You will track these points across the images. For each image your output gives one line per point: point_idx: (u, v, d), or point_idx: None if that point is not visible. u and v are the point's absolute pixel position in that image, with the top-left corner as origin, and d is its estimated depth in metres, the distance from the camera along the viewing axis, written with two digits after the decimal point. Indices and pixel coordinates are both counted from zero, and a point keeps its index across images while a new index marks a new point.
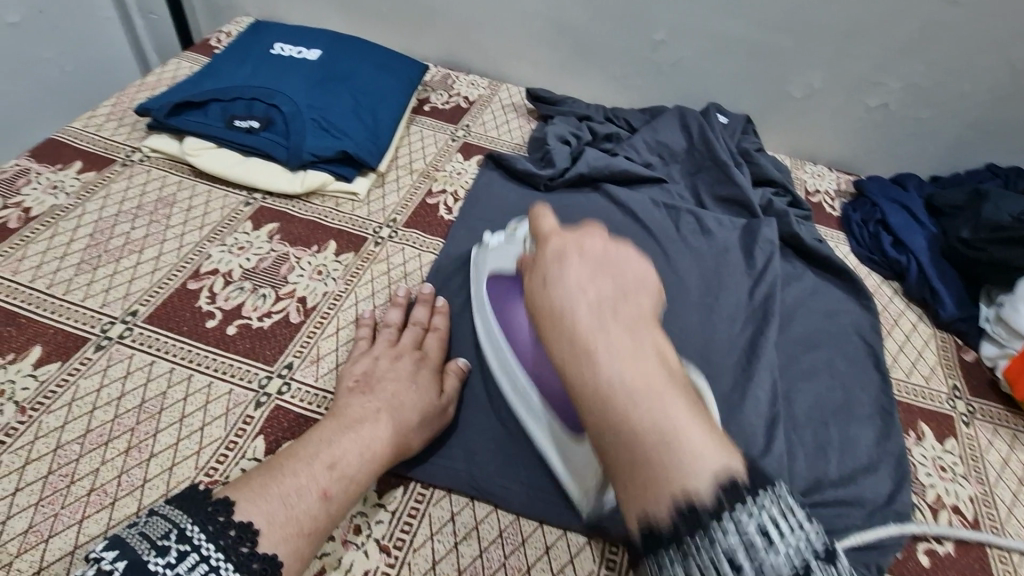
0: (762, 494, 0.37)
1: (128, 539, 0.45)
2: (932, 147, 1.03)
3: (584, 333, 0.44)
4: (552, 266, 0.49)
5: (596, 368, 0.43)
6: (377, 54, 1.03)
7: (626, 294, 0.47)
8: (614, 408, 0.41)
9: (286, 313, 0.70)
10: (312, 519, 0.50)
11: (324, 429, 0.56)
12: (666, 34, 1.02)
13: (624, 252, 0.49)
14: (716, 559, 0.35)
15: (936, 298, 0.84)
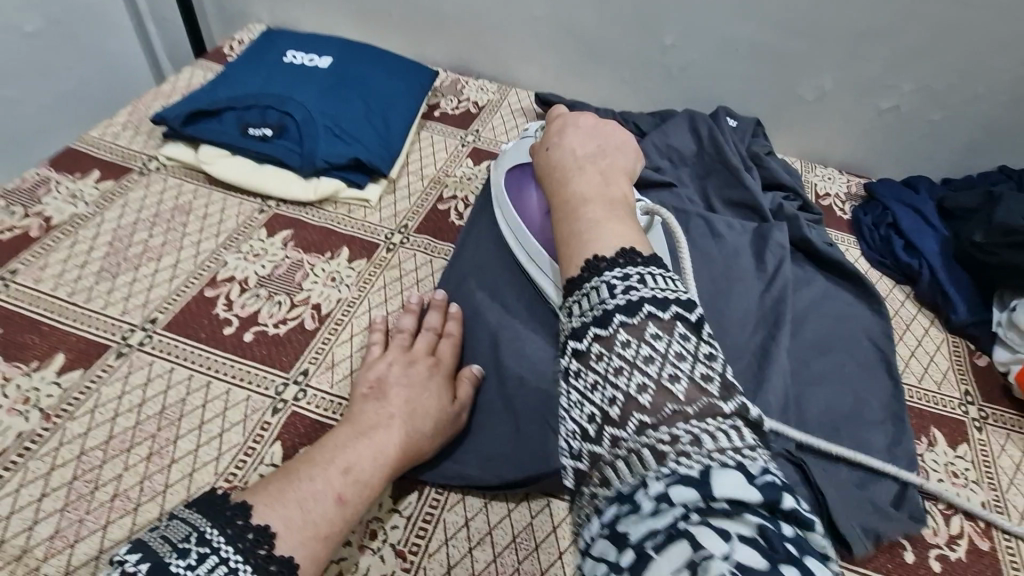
0: (654, 262, 0.47)
1: (150, 543, 0.46)
2: (945, 149, 1.02)
3: (563, 168, 0.61)
4: (553, 133, 0.66)
5: (564, 186, 0.59)
6: (388, 60, 1.04)
7: (605, 154, 0.62)
8: (570, 211, 0.55)
9: (301, 320, 0.72)
10: (329, 523, 0.51)
11: (339, 435, 0.57)
12: (675, 39, 1.02)
13: (613, 131, 0.65)
14: (598, 290, 0.45)
15: (948, 303, 0.84)
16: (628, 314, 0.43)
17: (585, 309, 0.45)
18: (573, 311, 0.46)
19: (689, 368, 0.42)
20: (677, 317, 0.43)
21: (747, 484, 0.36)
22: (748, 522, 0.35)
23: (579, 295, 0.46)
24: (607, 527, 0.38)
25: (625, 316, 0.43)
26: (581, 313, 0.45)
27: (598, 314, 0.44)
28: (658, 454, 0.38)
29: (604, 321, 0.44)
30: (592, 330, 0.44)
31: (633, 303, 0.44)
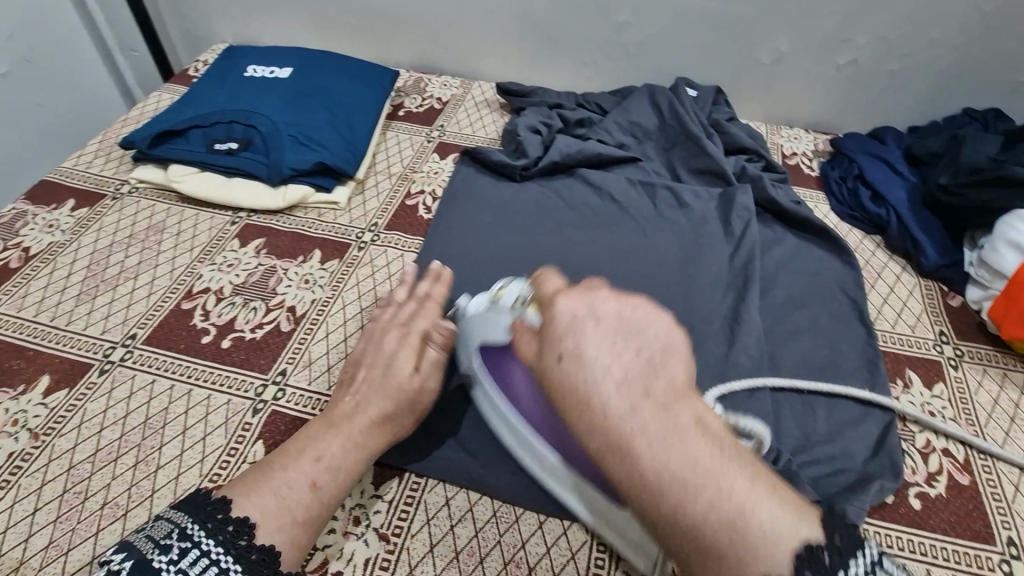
0: (856, 559, 0.43)
1: (135, 542, 0.48)
2: (908, 98, 1.02)
3: (618, 425, 0.45)
4: (566, 346, 0.48)
5: (637, 460, 0.44)
6: (349, 65, 1.06)
7: (653, 368, 0.47)
8: (672, 497, 0.43)
9: (277, 323, 0.73)
10: (305, 509, 0.53)
11: (316, 430, 0.59)
12: (629, 16, 1.03)
13: (644, 319, 0.48)
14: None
15: (918, 249, 0.84)
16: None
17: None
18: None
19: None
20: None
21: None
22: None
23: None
24: None
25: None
26: None
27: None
28: None
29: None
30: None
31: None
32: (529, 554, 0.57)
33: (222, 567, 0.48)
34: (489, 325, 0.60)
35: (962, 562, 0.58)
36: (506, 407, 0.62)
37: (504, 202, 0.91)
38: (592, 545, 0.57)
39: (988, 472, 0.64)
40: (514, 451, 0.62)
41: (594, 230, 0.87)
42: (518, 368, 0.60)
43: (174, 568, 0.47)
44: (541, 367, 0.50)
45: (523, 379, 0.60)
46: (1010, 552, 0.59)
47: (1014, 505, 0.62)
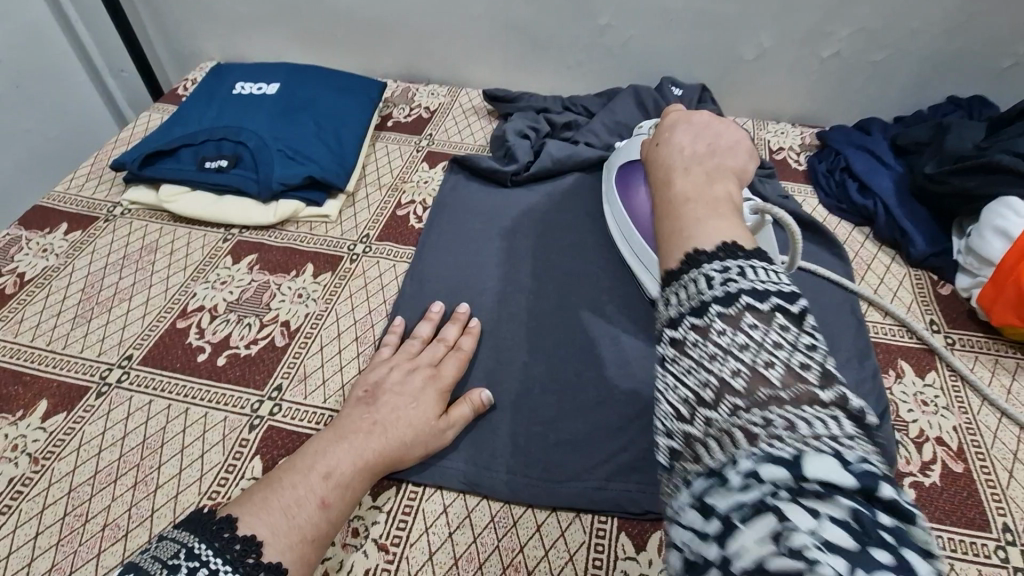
0: (752, 255, 0.43)
1: (139, 563, 0.45)
2: (893, 88, 1.03)
3: (676, 162, 0.57)
4: (667, 128, 0.63)
5: (672, 178, 0.55)
6: (335, 77, 1.06)
7: (726, 153, 0.58)
8: (681, 204, 0.51)
9: (271, 338, 0.74)
10: (315, 526, 0.53)
11: (315, 445, 0.59)
12: (611, 18, 1.03)
13: (729, 134, 0.60)
14: (696, 280, 0.42)
15: (906, 238, 0.85)
16: (726, 306, 0.40)
17: (682, 299, 0.43)
18: (671, 300, 0.44)
19: (786, 354, 0.38)
20: (779, 309, 0.40)
21: (840, 468, 0.33)
22: (841, 504, 0.31)
23: (676, 287, 0.44)
24: (694, 495, 0.35)
25: (723, 308, 0.40)
26: (675, 304, 0.43)
27: (695, 303, 0.42)
28: (753, 436, 0.36)
29: (701, 310, 0.41)
30: (688, 320, 0.41)
31: (732, 295, 0.40)
32: (528, 557, 0.57)
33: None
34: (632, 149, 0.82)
35: (958, 550, 0.58)
36: (623, 213, 0.81)
37: (493, 208, 0.91)
38: (590, 546, 0.58)
39: (981, 459, 0.65)
40: (623, 249, 0.81)
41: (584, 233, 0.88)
42: (640, 183, 0.79)
43: None
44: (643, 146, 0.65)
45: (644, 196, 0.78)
46: (1006, 539, 0.59)
47: (1008, 491, 0.62)
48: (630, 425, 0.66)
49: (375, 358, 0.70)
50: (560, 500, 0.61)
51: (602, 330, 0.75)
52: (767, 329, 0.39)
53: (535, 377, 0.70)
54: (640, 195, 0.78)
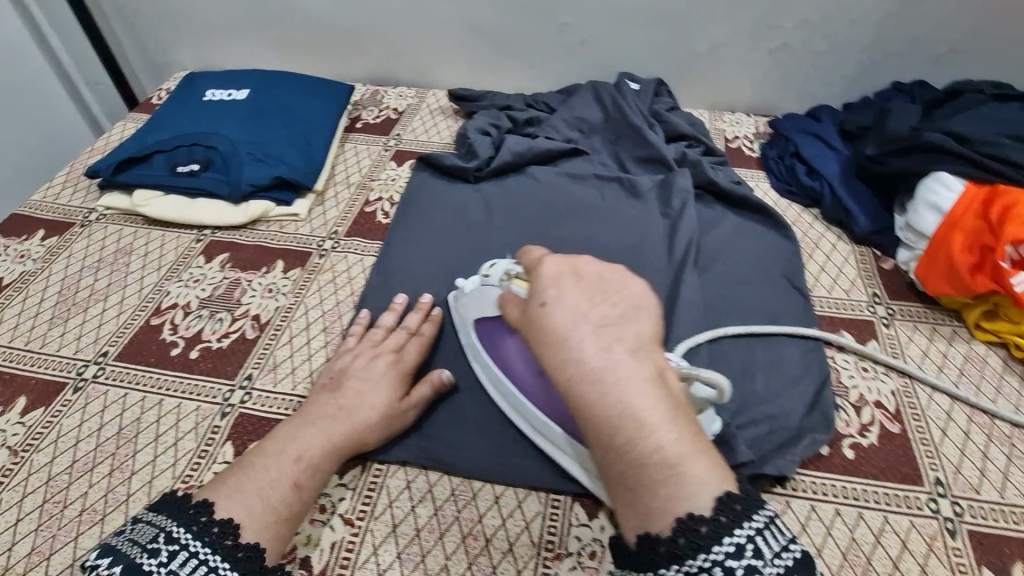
0: (754, 520, 0.47)
1: (119, 546, 0.51)
2: (839, 76, 1.07)
3: (588, 363, 0.50)
4: (551, 289, 0.55)
5: (600, 393, 0.49)
6: (304, 82, 1.09)
7: (629, 315, 0.53)
8: (618, 436, 0.49)
9: (242, 331, 0.77)
10: (287, 505, 0.57)
11: (283, 430, 0.62)
12: (568, 17, 1.07)
13: (619, 282, 0.56)
14: (714, 574, 0.45)
15: (850, 217, 0.89)
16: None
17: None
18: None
19: None
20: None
21: None
22: None
23: (686, 575, 0.46)
24: None
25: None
26: None
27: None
28: None
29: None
30: None
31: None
32: (486, 526, 0.60)
33: (209, 567, 0.50)
34: (482, 302, 0.69)
35: (893, 503, 0.62)
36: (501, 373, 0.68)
37: (458, 203, 0.95)
38: (545, 515, 0.61)
39: (917, 418, 0.69)
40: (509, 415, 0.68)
41: (546, 222, 0.92)
42: (508, 339, 0.68)
43: (164, 570, 0.49)
44: (527, 315, 0.56)
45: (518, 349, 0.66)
46: (937, 491, 0.63)
47: (940, 448, 0.66)
48: None
49: (341, 347, 0.73)
50: (517, 472, 0.64)
51: None
52: None
53: None
54: (517, 355, 0.66)
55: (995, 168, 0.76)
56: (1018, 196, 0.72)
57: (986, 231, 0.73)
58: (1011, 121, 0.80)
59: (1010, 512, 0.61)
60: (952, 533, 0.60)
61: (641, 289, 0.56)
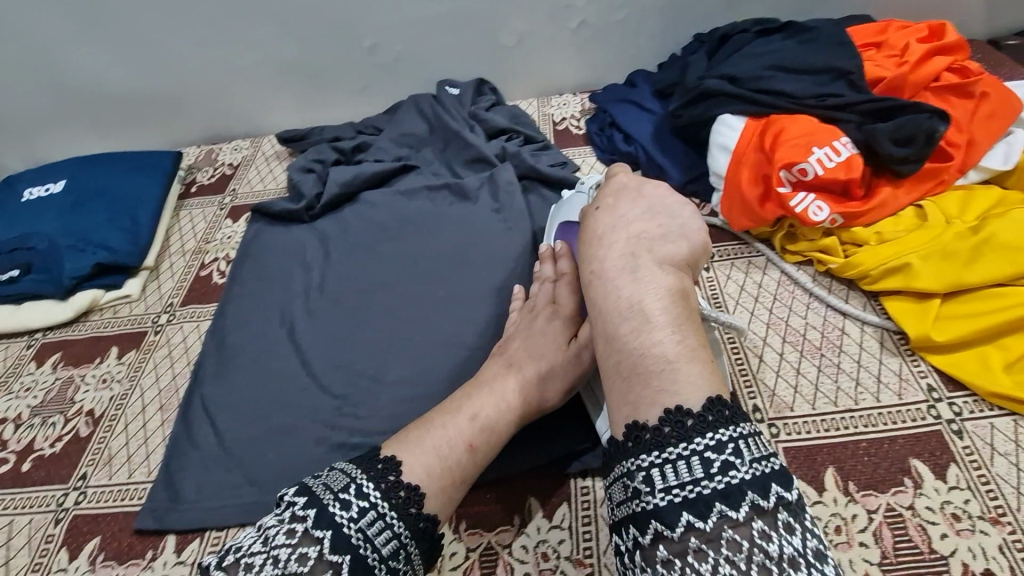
0: (743, 424, 0.44)
1: (314, 488, 0.48)
2: (645, 39, 1.10)
3: (611, 262, 0.55)
4: (609, 199, 0.62)
5: (614, 286, 0.53)
6: (128, 159, 1.08)
7: (670, 236, 0.57)
8: (622, 325, 0.50)
9: (76, 430, 0.75)
10: (462, 470, 0.53)
11: (467, 390, 0.59)
12: (373, 39, 1.08)
13: (671, 208, 0.60)
14: (689, 464, 0.42)
15: (665, 172, 0.92)
16: (729, 503, 0.40)
17: (671, 485, 0.42)
18: (654, 480, 0.42)
19: (793, 559, 0.39)
20: (779, 501, 0.41)
21: None
22: None
23: (663, 462, 0.43)
24: None
25: (726, 507, 0.40)
26: (667, 490, 0.42)
27: (690, 497, 0.41)
28: None
29: (702, 507, 0.40)
30: (687, 518, 0.40)
31: (733, 491, 0.41)
32: None
33: (394, 533, 0.47)
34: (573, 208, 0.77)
35: None
36: None
37: (293, 243, 0.94)
38: None
39: (736, 353, 0.71)
40: None
41: (381, 243, 0.91)
42: None
43: (354, 526, 0.46)
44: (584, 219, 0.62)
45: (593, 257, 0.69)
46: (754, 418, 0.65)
47: (757, 374, 0.69)
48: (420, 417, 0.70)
49: None
50: None
51: (396, 334, 0.79)
52: (773, 528, 0.39)
53: (331, 395, 0.73)
54: None
55: (765, 101, 0.81)
56: (784, 122, 0.78)
57: (765, 160, 0.78)
58: (773, 54, 0.85)
59: (821, 422, 0.64)
60: None
61: (693, 220, 0.60)
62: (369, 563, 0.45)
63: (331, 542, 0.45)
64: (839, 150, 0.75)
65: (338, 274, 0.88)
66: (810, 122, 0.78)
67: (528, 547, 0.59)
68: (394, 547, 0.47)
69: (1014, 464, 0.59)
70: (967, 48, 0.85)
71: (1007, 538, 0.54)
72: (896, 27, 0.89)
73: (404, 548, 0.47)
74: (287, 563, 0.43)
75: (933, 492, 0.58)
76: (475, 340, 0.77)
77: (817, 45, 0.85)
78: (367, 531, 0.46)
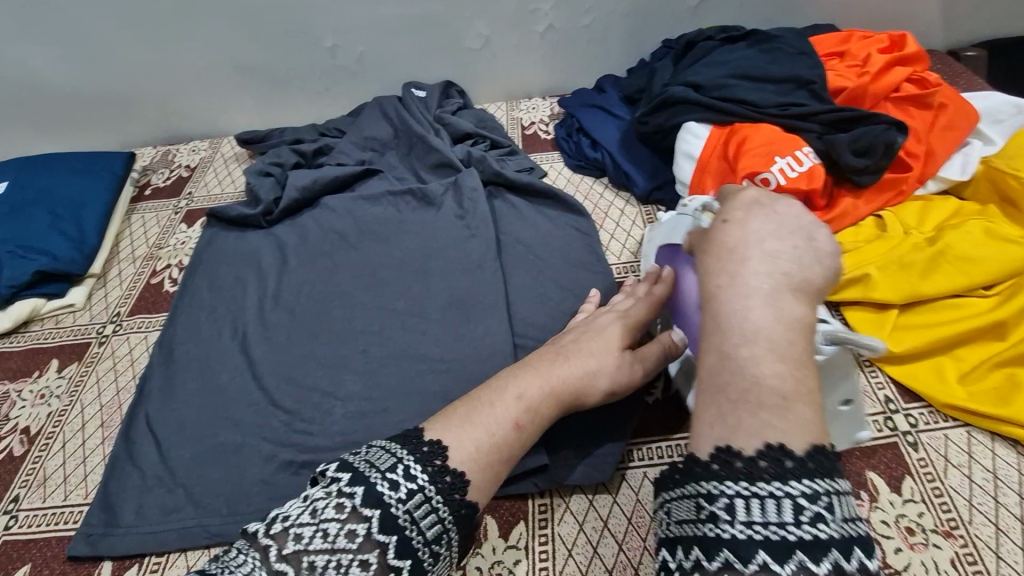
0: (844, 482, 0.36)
1: (357, 465, 0.45)
2: (613, 44, 1.09)
3: (743, 279, 0.41)
4: (738, 208, 0.46)
5: (742, 305, 0.40)
6: (76, 160, 1.03)
7: (810, 259, 0.43)
8: (742, 347, 0.39)
9: (9, 449, 0.71)
10: (507, 448, 0.50)
11: (513, 369, 0.56)
12: (334, 39, 1.06)
13: (814, 226, 0.45)
14: (777, 505, 0.34)
15: (630, 180, 0.91)
16: (812, 555, 0.33)
17: (753, 521, 0.34)
18: (736, 510, 0.35)
19: None
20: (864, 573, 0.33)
21: None
22: None
23: (749, 495, 0.35)
24: None
25: (807, 558, 0.33)
26: (746, 527, 0.34)
27: (773, 539, 0.33)
28: None
29: (783, 551, 0.33)
30: (762, 561, 0.33)
31: (823, 545, 0.33)
32: None
33: (439, 518, 0.44)
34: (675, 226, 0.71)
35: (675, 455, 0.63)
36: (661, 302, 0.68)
37: (249, 251, 0.90)
38: None
39: None
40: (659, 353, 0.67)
41: (341, 251, 0.89)
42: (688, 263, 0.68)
43: (402, 508, 0.43)
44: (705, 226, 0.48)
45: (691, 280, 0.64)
46: None
47: None
48: (374, 433, 0.68)
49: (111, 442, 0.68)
50: None
51: (352, 346, 0.77)
52: None
53: (282, 409, 0.71)
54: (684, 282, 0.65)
55: (727, 110, 0.81)
56: (746, 131, 0.78)
57: (728, 170, 0.78)
58: (737, 62, 0.85)
59: None
60: None
61: (831, 244, 0.45)
62: (414, 548, 0.43)
63: (379, 521, 0.42)
64: (801, 160, 0.74)
65: (294, 282, 0.85)
66: (772, 132, 0.77)
67: (483, 568, 0.58)
68: (438, 530, 0.44)
69: (966, 476, 0.59)
70: (926, 59, 0.86)
71: (958, 552, 0.54)
72: (858, 38, 0.90)
73: (446, 532, 0.45)
74: (337, 538, 0.41)
75: (889, 505, 0.58)
76: (435, 352, 0.75)
77: (779, 53, 0.85)
78: (414, 513, 0.43)
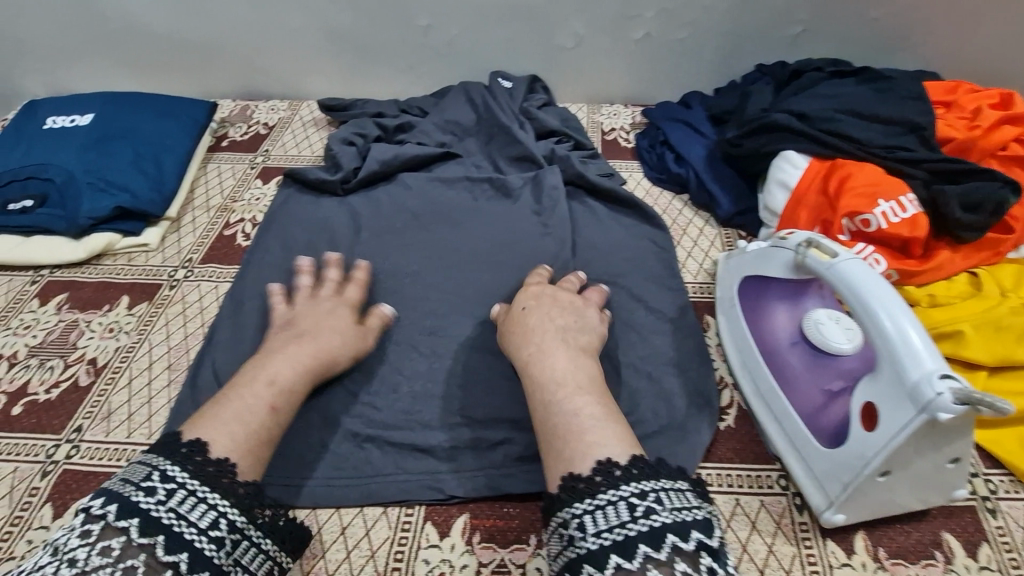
0: (665, 478, 0.48)
1: (111, 487, 0.47)
2: (708, 60, 1.08)
3: (543, 346, 0.61)
4: (529, 298, 0.69)
5: (550, 362, 0.59)
6: (158, 103, 1.03)
7: (583, 324, 0.65)
8: (557, 391, 0.56)
9: (75, 378, 0.71)
10: (268, 428, 0.56)
11: (249, 367, 0.61)
12: (429, 19, 1.05)
13: (581, 302, 0.69)
14: (616, 509, 0.46)
15: (714, 201, 0.90)
16: (653, 544, 0.43)
17: (601, 529, 0.45)
18: (586, 526, 0.46)
19: None
20: (699, 545, 0.44)
21: None
22: None
23: (593, 509, 0.46)
24: None
25: (650, 548, 0.43)
26: (597, 535, 0.45)
27: (619, 539, 0.44)
28: None
29: (628, 548, 0.43)
30: (615, 560, 0.43)
31: (656, 533, 0.44)
32: (328, 561, 0.58)
33: (217, 511, 0.48)
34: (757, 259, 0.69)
35: (743, 484, 0.62)
36: (746, 332, 0.69)
37: (321, 217, 0.90)
38: (393, 540, 0.59)
39: None
40: (738, 377, 0.69)
41: (414, 229, 0.88)
42: (777, 298, 0.69)
43: (163, 508, 0.46)
44: (505, 314, 0.70)
45: (785, 320, 0.67)
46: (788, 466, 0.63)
47: None
48: (438, 416, 0.68)
49: None
50: (368, 497, 0.62)
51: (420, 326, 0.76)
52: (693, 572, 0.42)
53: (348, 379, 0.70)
54: (780, 321, 0.67)
55: (832, 144, 0.79)
56: (852, 168, 0.76)
57: (827, 204, 0.77)
58: (845, 98, 0.84)
59: None
60: (800, 508, 0.60)
61: (595, 314, 0.68)
62: (189, 542, 0.46)
63: (139, 526, 0.45)
64: (905, 206, 0.74)
65: (367, 253, 0.85)
66: (877, 172, 0.76)
67: (544, 570, 0.57)
68: (211, 518, 0.48)
69: None
70: None
71: None
72: (966, 89, 0.87)
73: (223, 517, 0.48)
74: (90, 559, 0.43)
75: (964, 569, 0.56)
76: None
77: (890, 95, 0.84)
78: (179, 510, 0.47)
